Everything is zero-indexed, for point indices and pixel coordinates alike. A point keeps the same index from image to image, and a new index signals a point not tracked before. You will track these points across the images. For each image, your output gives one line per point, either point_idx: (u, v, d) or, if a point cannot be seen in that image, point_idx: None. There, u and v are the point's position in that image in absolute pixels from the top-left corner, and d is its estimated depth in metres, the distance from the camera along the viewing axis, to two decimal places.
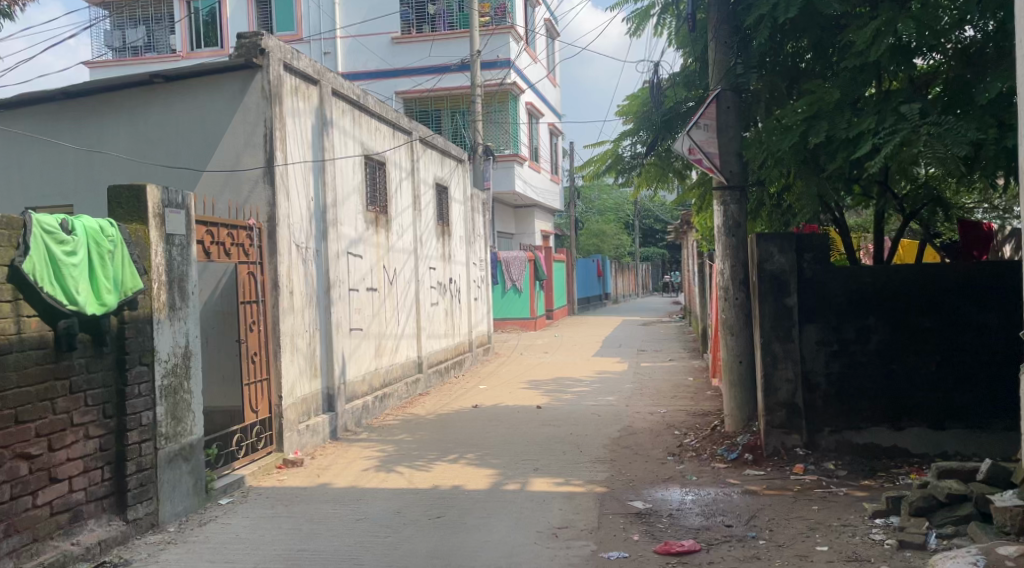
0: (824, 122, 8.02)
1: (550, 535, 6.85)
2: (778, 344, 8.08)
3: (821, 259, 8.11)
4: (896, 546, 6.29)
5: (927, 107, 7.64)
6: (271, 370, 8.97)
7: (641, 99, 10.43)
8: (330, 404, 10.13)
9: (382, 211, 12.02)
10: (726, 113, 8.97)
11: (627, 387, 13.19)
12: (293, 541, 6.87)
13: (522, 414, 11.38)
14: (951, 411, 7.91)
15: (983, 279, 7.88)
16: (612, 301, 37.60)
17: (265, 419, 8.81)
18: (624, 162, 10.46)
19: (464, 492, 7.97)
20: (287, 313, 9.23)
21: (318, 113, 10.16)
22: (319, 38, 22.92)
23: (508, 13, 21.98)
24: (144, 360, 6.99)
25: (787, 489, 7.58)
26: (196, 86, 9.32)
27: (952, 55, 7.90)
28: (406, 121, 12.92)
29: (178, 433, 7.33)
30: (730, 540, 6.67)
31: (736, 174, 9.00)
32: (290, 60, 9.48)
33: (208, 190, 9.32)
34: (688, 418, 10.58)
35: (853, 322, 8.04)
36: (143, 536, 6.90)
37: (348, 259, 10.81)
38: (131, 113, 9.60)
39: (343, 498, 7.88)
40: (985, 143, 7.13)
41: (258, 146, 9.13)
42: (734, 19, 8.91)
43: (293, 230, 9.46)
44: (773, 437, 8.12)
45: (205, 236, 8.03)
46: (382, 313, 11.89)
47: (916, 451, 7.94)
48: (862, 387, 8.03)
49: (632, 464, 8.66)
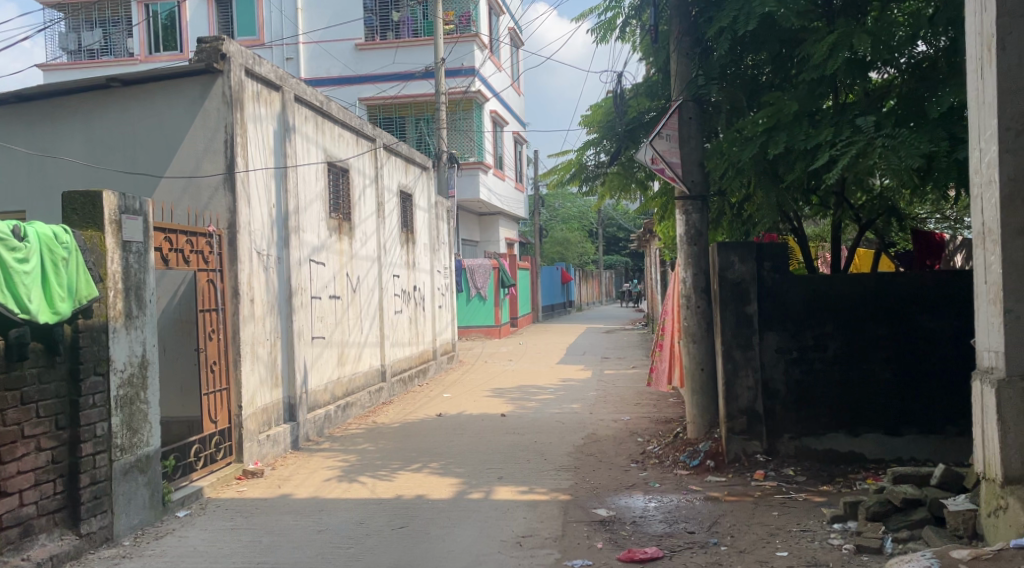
0: (783, 133, 8.09)
1: (514, 544, 6.82)
2: (738, 352, 8.13)
3: (780, 268, 8.17)
4: (854, 551, 6.34)
5: (881, 120, 7.70)
6: (231, 379, 8.86)
7: (604, 108, 10.40)
8: (292, 413, 10.05)
9: (345, 218, 11.95)
10: (688, 123, 9.02)
11: (590, 393, 13.25)
12: (253, 554, 6.80)
13: (486, 421, 11.37)
14: (905, 417, 7.98)
15: (938, 287, 7.97)
16: (576, 309, 37.76)
17: (224, 429, 8.69)
18: (587, 170, 10.50)
19: (426, 502, 7.91)
20: (248, 321, 9.14)
21: (280, 118, 10.10)
22: (281, 43, 22.77)
23: (472, 22, 22.01)
24: (99, 369, 6.87)
25: (748, 495, 7.62)
26: (153, 91, 9.22)
27: (906, 70, 8.05)
28: (370, 127, 12.84)
29: (134, 444, 7.21)
30: (693, 546, 6.69)
31: (698, 184, 9.04)
32: (252, 65, 9.40)
33: (168, 197, 9.19)
34: (651, 426, 10.60)
35: (811, 329, 8.11)
36: (97, 550, 6.77)
37: (310, 266, 10.74)
38: (86, 116, 9.47)
39: (304, 509, 7.81)
40: (938, 156, 7.17)
41: (218, 152, 9.03)
42: (696, 31, 9.03)
43: (254, 237, 9.37)
44: (733, 444, 8.16)
45: (162, 243, 7.92)
46: (345, 321, 11.85)
47: (872, 457, 8.01)
48: (820, 393, 8.08)
49: (596, 472, 8.65)
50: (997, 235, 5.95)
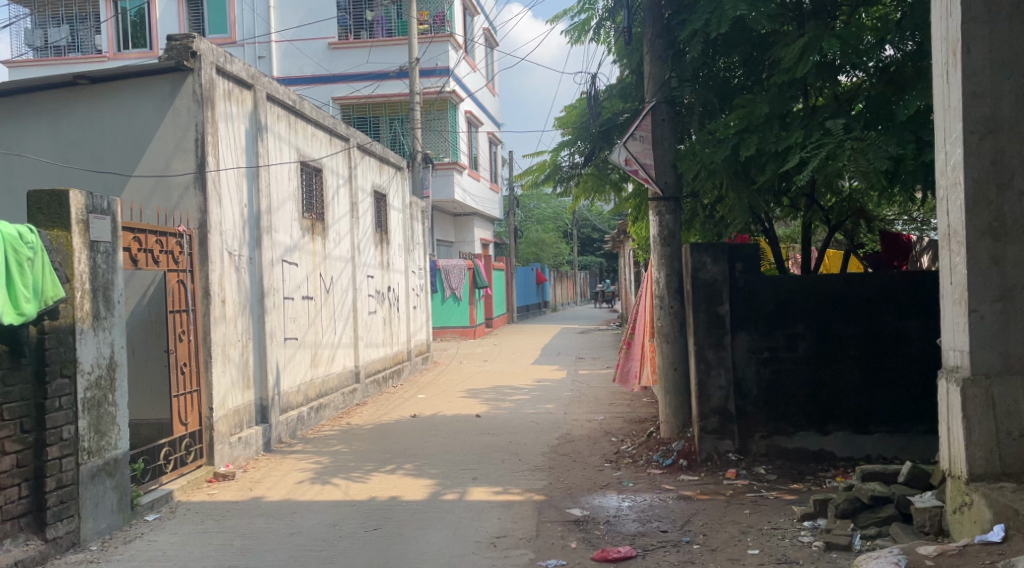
0: (755, 136, 8.13)
1: (488, 545, 6.81)
2: (710, 352, 8.15)
3: (752, 268, 8.20)
4: (823, 548, 6.37)
5: (851, 123, 7.77)
6: (201, 381, 8.79)
7: (579, 109, 10.45)
8: (263, 415, 9.98)
9: (318, 218, 11.89)
10: (661, 125, 9.01)
11: (565, 394, 13.26)
12: (224, 557, 6.75)
13: (460, 422, 11.35)
14: (874, 416, 8.04)
15: (906, 287, 8.03)
16: (551, 309, 37.78)
17: (195, 431, 8.62)
18: (562, 171, 10.50)
19: (400, 503, 7.88)
20: (220, 321, 9.09)
21: (251, 117, 10.02)
22: (252, 42, 22.57)
23: (446, 22, 21.97)
24: (65, 371, 6.80)
25: (720, 493, 7.65)
26: (120, 89, 9.15)
27: (873, 74, 7.99)
28: (344, 127, 12.78)
29: (101, 447, 7.14)
30: (665, 545, 6.70)
31: (671, 185, 9.04)
32: (223, 63, 9.33)
33: (137, 195, 9.11)
34: (625, 425, 10.63)
35: (781, 329, 8.14)
36: (63, 555, 6.70)
37: (282, 267, 10.67)
38: (52, 114, 9.38)
39: (275, 512, 7.76)
40: (905, 158, 7.28)
41: (189, 151, 8.96)
42: (669, 34, 8.96)
43: (225, 238, 9.29)
44: (706, 442, 8.18)
45: (131, 243, 7.85)
46: (319, 322, 11.79)
47: (842, 455, 8.06)
48: (791, 392, 8.12)
49: (570, 472, 8.65)
50: (964, 236, 6.00)
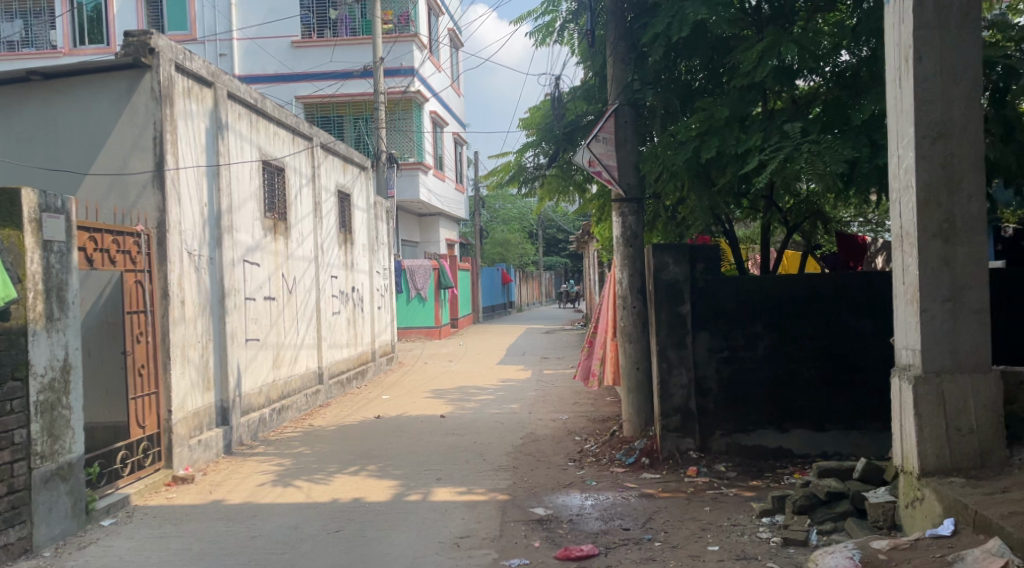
0: (715, 139, 8.16)
1: (451, 545, 6.78)
2: (672, 351, 8.18)
3: (713, 268, 8.23)
4: (781, 544, 6.39)
5: (808, 126, 7.82)
6: (160, 383, 8.69)
7: (543, 112, 10.45)
8: (224, 417, 9.89)
9: (280, 218, 11.79)
10: (625, 127, 9.04)
11: (529, 394, 13.27)
12: (182, 561, 6.67)
13: (424, 423, 11.31)
14: (832, 414, 8.11)
15: (864, 287, 8.10)
16: (518, 309, 37.78)
17: (152, 434, 8.51)
18: (526, 172, 10.49)
19: (362, 505, 7.83)
20: (179, 322, 8.99)
21: (212, 116, 9.91)
22: (214, 39, 22.30)
23: (411, 21, 21.85)
24: (17, 374, 6.72)
25: (681, 491, 7.67)
26: (75, 87, 9.03)
27: (830, 78, 8.14)
28: (306, 126, 12.68)
29: (55, 451, 7.02)
30: (627, 543, 6.71)
31: (633, 186, 9.06)
32: (182, 61, 9.23)
33: (94, 194, 8.98)
34: (589, 425, 10.64)
35: (741, 328, 8.18)
36: (14, 562, 6.60)
37: (243, 267, 10.57)
38: (6, 111, 9.24)
39: (235, 515, 7.68)
40: (860, 161, 7.30)
41: (146, 149, 8.84)
42: (631, 37, 9.00)
43: (184, 237, 9.18)
44: (668, 441, 8.21)
45: (87, 243, 7.74)
46: (281, 323, 11.69)
47: (801, 453, 8.13)
48: (751, 391, 8.17)
49: (533, 472, 8.64)
50: (919, 236, 6.06)
